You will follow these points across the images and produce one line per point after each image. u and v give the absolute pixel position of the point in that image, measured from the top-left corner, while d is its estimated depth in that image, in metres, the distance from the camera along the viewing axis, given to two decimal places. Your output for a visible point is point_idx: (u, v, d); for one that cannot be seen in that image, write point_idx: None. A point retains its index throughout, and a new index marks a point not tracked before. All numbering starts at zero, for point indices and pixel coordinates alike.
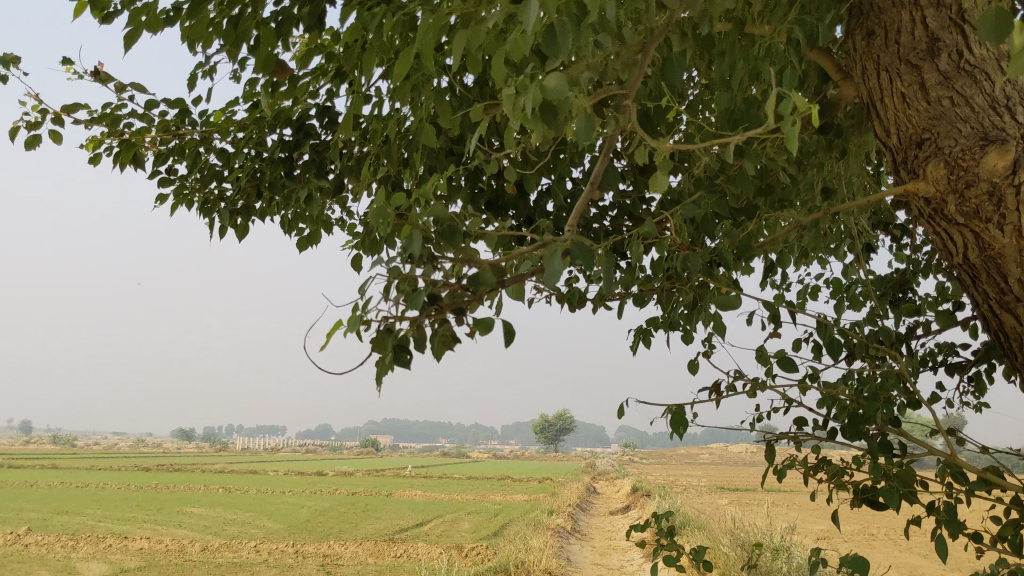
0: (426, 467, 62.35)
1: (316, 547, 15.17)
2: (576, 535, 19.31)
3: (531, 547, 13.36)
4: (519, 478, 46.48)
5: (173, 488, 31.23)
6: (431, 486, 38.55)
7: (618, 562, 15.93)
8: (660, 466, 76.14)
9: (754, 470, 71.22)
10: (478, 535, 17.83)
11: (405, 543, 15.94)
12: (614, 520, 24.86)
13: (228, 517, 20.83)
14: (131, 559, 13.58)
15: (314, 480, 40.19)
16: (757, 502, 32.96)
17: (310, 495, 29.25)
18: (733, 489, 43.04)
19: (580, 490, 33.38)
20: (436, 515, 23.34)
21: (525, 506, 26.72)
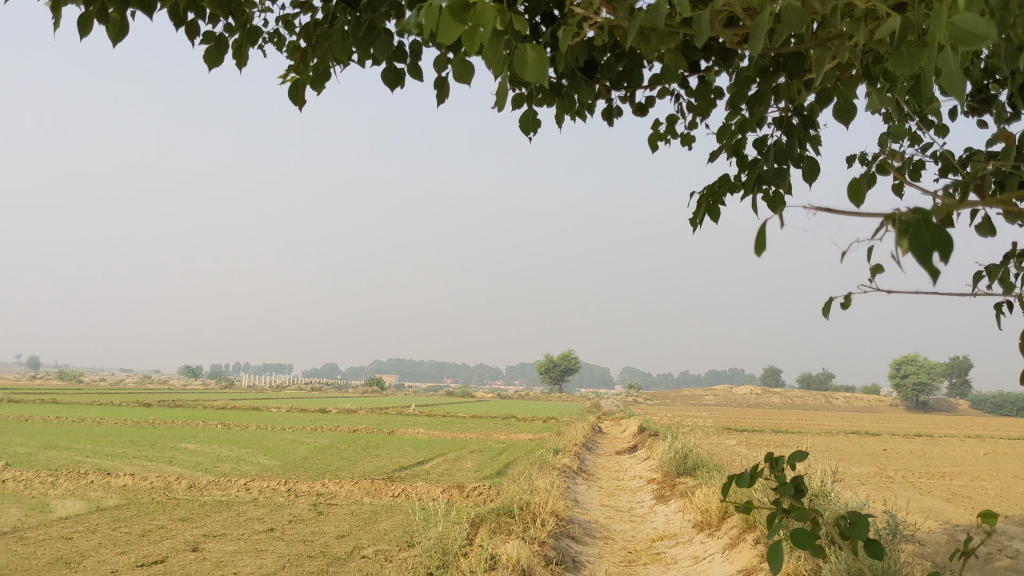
0: (430, 406, 61.61)
1: (309, 486, 14.26)
2: (583, 475, 18.52)
3: (536, 488, 12.43)
4: (522, 418, 45.76)
5: (171, 424, 30.54)
6: (433, 424, 37.88)
7: (627, 504, 15.13)
8: (665, 407, 75.60)
9: (761, 411, 70.50)
10: (480, 475, 17.02)
11: (402, 482, 15.05)
12: (622, 460, 24.03)
13: (222, 453, 20.02)
14: (111, 496, 12.75)
15: (315, 417, 39.51)
16: (767, 443, 32.18)
17: (308, 432, 28.47)
18: (741, 430, 42.25)
19: (586, 430, 32.57)
20: (438, 453, 22.50)
21: (530, 445, 25.93)
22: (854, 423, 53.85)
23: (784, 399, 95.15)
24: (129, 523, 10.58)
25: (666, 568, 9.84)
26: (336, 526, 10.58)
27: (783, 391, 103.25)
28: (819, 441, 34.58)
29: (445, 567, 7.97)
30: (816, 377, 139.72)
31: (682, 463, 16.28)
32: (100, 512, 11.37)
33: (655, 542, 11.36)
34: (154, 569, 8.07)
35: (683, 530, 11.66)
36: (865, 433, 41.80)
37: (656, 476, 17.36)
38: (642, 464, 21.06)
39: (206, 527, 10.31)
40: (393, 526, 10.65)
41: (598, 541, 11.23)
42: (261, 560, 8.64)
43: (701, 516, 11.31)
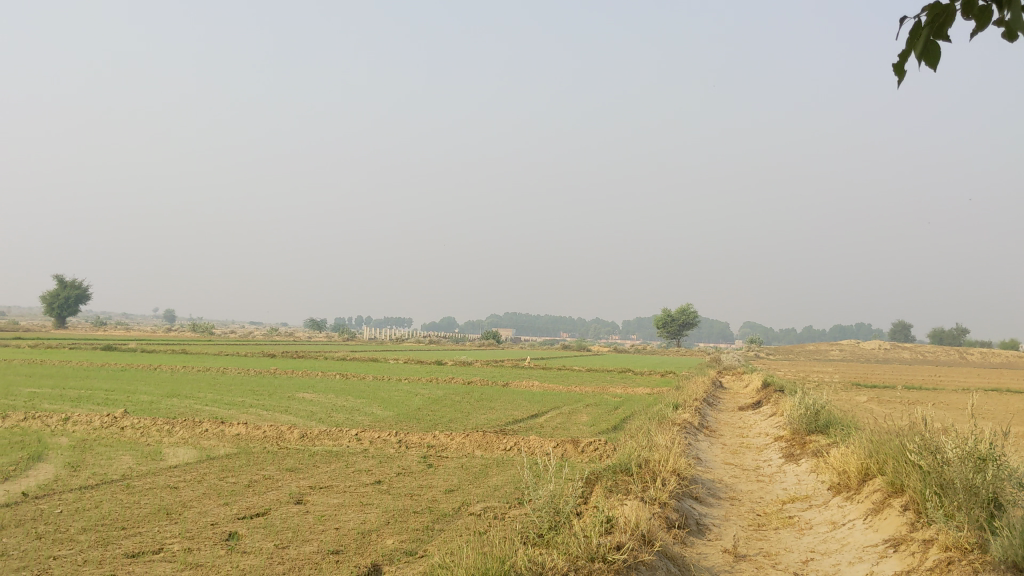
0: (546, 359, 61.32)
1: (420, 438, 13.85)
2: (705, 432, 17.64)
3: (656, 445, 11.67)
4: (640, 371, 44.92)
5: (290, 374, 30.97)
6: (549, 376, 37.49)
7: (753, 463, 14.24)
8: (788, 362, 73.30)
9: (891, 368, 67.53)
10: (597, 429, 16.33)
11: (515, 436, 14.51)
12: (746, 416, 22.94)
13: (337, 403, 19.93)
14: (223, 445, 12.62)
15: (431, 369, 39.55)
16: (902, 400, 30.46)
17: (422, 384, 28.36)
18: (870, 386, 40.28)
19: (706, 384, 31.46)
20: (553, 407, 21.97)
21: (648, 400, 25.06)
22: (994, 381, 50.81)
23: (915, 355, 90.99)
24: (237, 473, 10.36)
25: (800, 534, 8.97)
26: (446, 481, 10.07)
27: (915, 347, 98.66)
28: (958, 398, 32.52)
29: (558, 528, 7.33)
30: (950, 334, 133.22)
31: (813, 421, 15.21)
32: (210, 461, 11.20)
33: (787, 505, 10.47)
34: (254, 522, 7.72)
35: (819, 492, 10.70)
36: (1010, 391, 39.16)
37: (784, 434, 16.31)
38: (768, 421, 19.98)
39: (312, 478, 9.96)
40: (504, 482, 10.07)
41: (724, 503, 10.38)
42: (365, 514, 8.17)
43: (837, 479, 10.34)
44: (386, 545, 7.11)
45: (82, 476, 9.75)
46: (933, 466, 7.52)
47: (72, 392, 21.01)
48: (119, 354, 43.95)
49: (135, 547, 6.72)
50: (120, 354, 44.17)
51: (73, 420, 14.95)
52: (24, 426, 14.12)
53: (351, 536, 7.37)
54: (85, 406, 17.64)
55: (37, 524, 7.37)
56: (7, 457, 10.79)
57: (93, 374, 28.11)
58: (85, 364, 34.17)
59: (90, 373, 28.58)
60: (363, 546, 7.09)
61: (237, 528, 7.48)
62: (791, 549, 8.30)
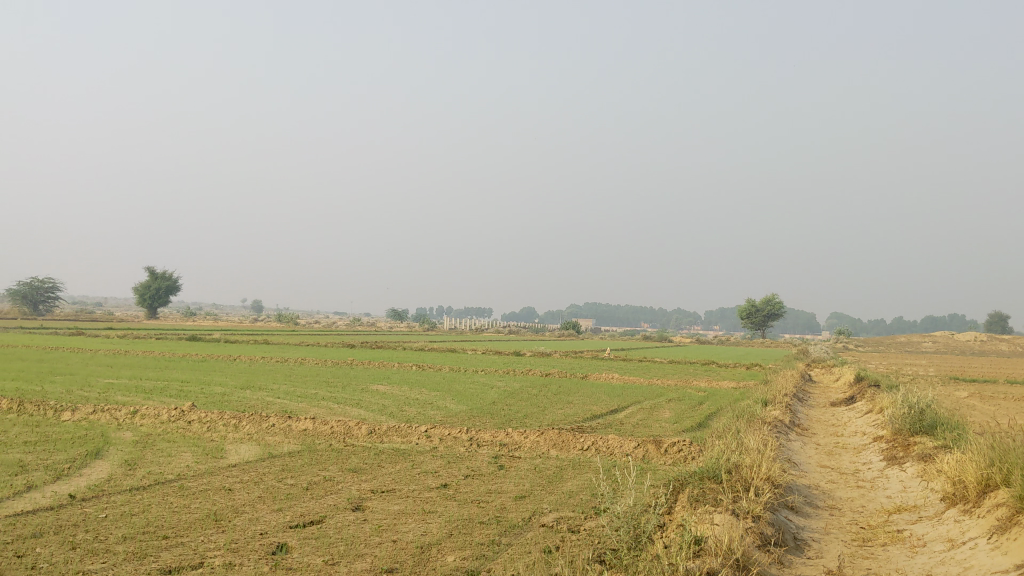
0: (626, 350, 60.27)
1: (493, 435, 13.14)
2: (797, 431, 16.55)
3: (746, 447, 10.73)
4: (723, 363, 43.68)
5: (368, 365, 30.69)
6: (629, 368, 36.55)
7: (851, 465, 13.14)
8: (879, 354, 70.85)
9: (989, 360, 64.60)
10: (680, 428, 15.42)
11: (593, 434, 13.69)
12: (838, 413, 21.70)
13: (411, 397, 19.41)
14: (287, 442, 12.11)
15: (508, 360, 38.97)
16: (1005, 396, 28.75)
17: (499, 376, 27.75)
18: (969, 380, 38.29)
19: (795, 378, 30.12)
20: (633, 401, 21.11)
21: (734, 395, 23.96)
22: None
23: (1015, 347, 87.12)
24: (296, 474, 9.79)
25: (912, 553, 7.94)
26: (517, 485, 9.31)
27: (1013, 338, 94.63)
28: None
29: (639, 546, 6.51)
30: None
31: (917, 421, 14.02)
32: (272, 459, 10.69)
33: (893, 516, 9.41)
34: (306, 532, 7.10)
35: (929, 502, 9.60)
36: None
37: (883, 435, 15.12)
38: (864, 419, 18.76)
39: (375, 481, 9.33)
40: (580, 488, 9.26)
41: (822, 514, 9.38)
42: (426, 525, 7.46)
43: (950, 489, 9.23)
44: (447, 562, 6.40)
45: (136, 477, 9.29)
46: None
47: (148, 383, 20.93)
48: (202, 345, 44.51)
49: (173, 561, 6.14)
50: (204, 344, 44.72)
51: (140, 414, 14.66)
52: (92, 419, 13.88)
53: (408, 550, 6.68)
54: (157, 398, 17.42)
55: (75, 532, 6.88)
56: (65, 454, 10.46)
57: (173, 365, 28.21)
58: (166, 354, 34.49)
59: (169, 363, 28.71)
60: (422, 563, 6.39)
61: (287, 539, 6.87)
62: (903, 572, 7.30)
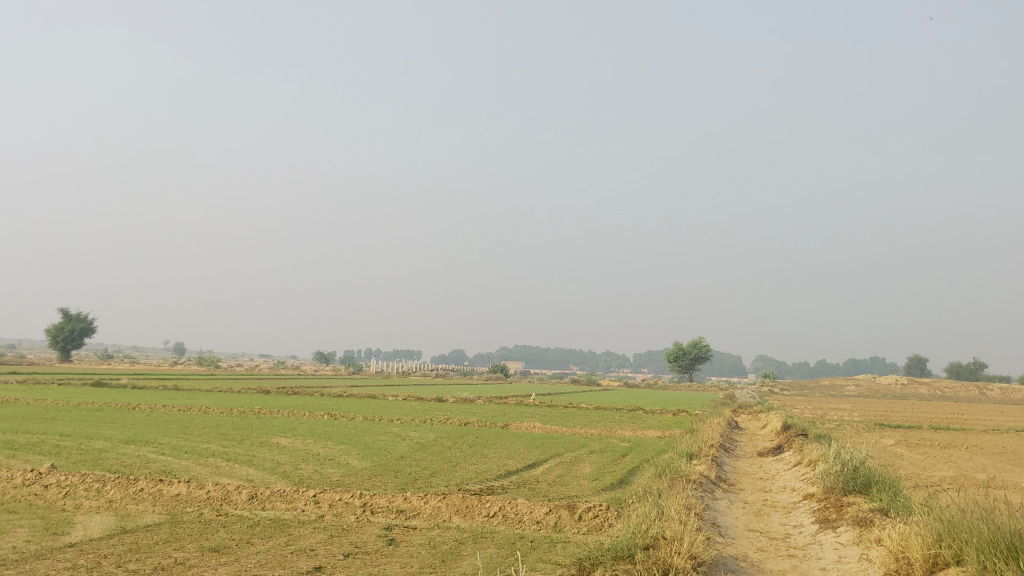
0: (551, 396, 59.12)
1: (389, 499, 11.82)
2: (724, 487, 15.56)
3: (666, 515, 9.62)
4: (650, 410, 42.77)
5: (276, 415, 28.90)
6: (553, 416, 35.47)
7: (780, 529, 12.12)
8: (805, 399, 70.83)
9: (911, 404, 65.15)
10: (597, 486, 14.28)
11: (502, 496, 12.47)
12: (766, 464, 20.87)
13: (312, 451, 17.91)
14: (152, 512, 10.60)
15: (428, 408, 37.37)
16: (930, 444, 28.45)
17: (415, 426, 26.29)
18: (894, 426, 38.12)
19: (721, 425, 29.32)
20: (553, 453, 20.00)
21: (658, 445, 23.02)
22: (1023, 421, 48.44)
23: (933, 390, 88.79)
24: (143, 555, 8.32)
25: None
26: (404, 568, 8.03)
27: (931, 382, 96.17)
28: (988, 444, 30.33)
29: None
30: (965, 369, 130.99)
31: (850, 479, 13.14)
32: (125, 535, 9.21)
33: None
34: None
35: None
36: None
37: (814, 492, 14.20)
38: (792, 472, 17.92)
39: (235, 565, 7.97)
40: (475, 569, 8.04)
41: None
42: None
43: (892, 565, 8.22)
44: None
45: None
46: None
47: (21, 437, 19.00)
48: (104, 392, 41.75)
49: None
50: (106, 390, 42.10)
51: None
52: None
53: None
54: (24, 456, 15.60)
55: None
56: None
57: (60, 415, 26.03)
58: (57, 403, 32.07)
59: (57, 413, 26.52)
60: None
61: None
62: None
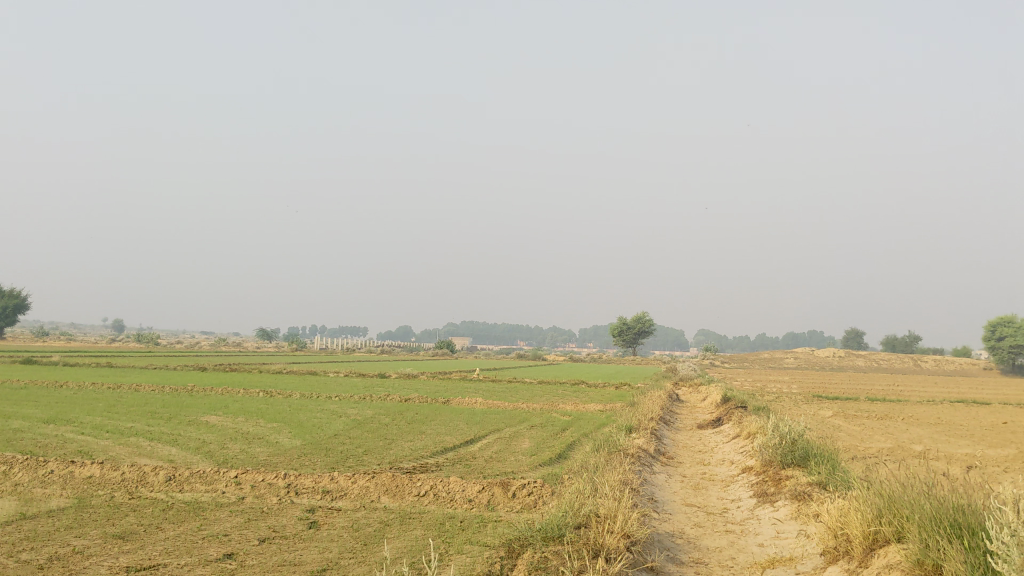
0: (495, 370, 58.83)
1: (316, 479, 11.31)
2: (662, 461, 15.32)
3: (601, 492, 9.29)
4: (593, 383, 42.68)
5: (210, 392, 28.10)
6: (496, 391, 35.10)
7: (718, 503, 11.89)
8: (747, 371, 71.54)
9: (850, 376, 66.18)
10: (534, 462, 13.92)
11: (434, 474, 12.03)
12: (705, 437, 20.76)
13: (241, 429, 17.26)
14: (59, 496, 9.97)
15: (369, 384, 36.76)
16: (867, 415, 28.72)
17: (352, 402, 25.70)
18: (832, 397, 38.55)
19: (662, 398, 29.21)
20: (492, 429, 19.62)
21: (598, 419, 22.78)
22: (956, 391, 49.38)
23: (870, 362, 90.52)
24: (41, 544, 7.71)
25: None
26: (322, 553, 7.55)
27: (869, 354, 97.83)
28: (923, 414, 30.77)
29: None
30: (901, 341, 133.84)
31: (788, 452, 12.97)
32: (25, 521, 8.61)
33: (765, 569, 8.09)
34: None
35: (808, 554, 8.31)
36: (967, 405, 37.89)
37: (752, 465, 14.01)
38: (731, 445, 17.77)
39: (140, 553, 7.42)
40: (398, 553, 7.59)
41: (684, 573, 7.92)
42: None
43: (831, 542, 7.96)
44: None
45: None
46: (1003, 544, 5.23)
47: None
48: (31, 369, 40.30)
49: None
50: (33, 368, 40.64)
51: None
52: None
53: None
54: None
55: None
56: None
57: None
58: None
59: None
60: None
61: None
62: None
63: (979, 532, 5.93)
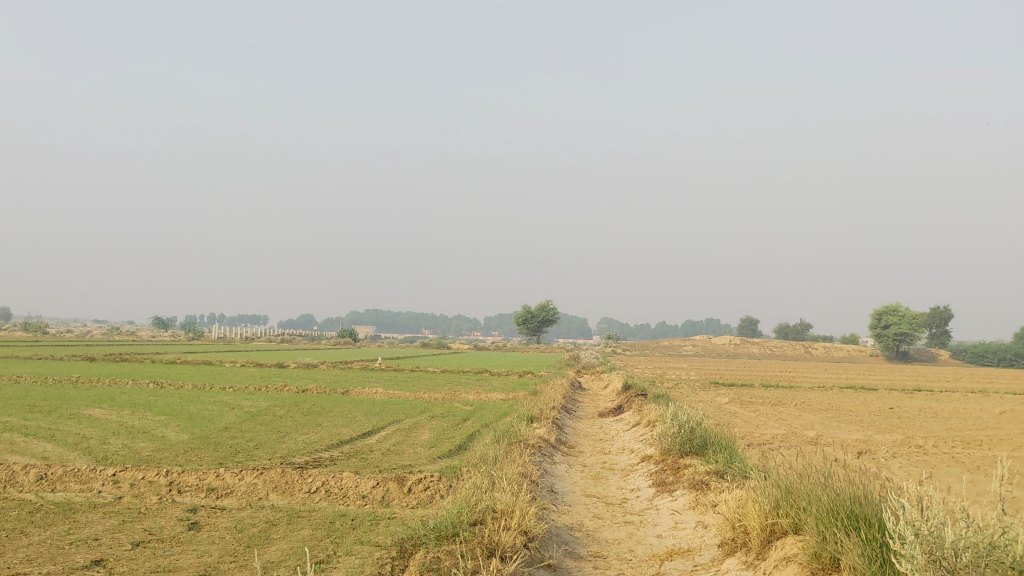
0: (398, 359, 58.09)
1: (201, 476, 10.74)
2: (563, 451, 15.16)
3: (497, 485, 9.03)
4: (496, 373, 42.48)
5: (96, 383, 26.84)
6: (397, 380, 34.57)
7: (617, 493, 11.77)
8: (647, 359, 72.51)
9: (746, 363, 67.76)
10: (432, 454, 13.58)
11: (328, 468, 11.59)
12: (606, 425, 20.76)
13: (126, 423, 16.42)
14: None
15: (266, 374, 35.75)
16: (763, 402, 29.28)
17: (247, 393, 24.86)
18: (729, 384, 39.28)
19: (565, 386, 29.19)
20: (391, 420, 19.20)
21: (500, 408, 22.56)
22: (847, 378, 50.99)
23: (765, 349, 92.95)
24: None
25: None
26: (200, 557, 7.08)
27: (764, 341, 100.45)
28: (816, 401, 31.57)
29: None
30: (795, 329, 137.95)
31: (687, 441, 12.96)
32: None
33: (664, 562, 7.96)
34: None
35: (705, 545, 8.22)
36: (856, 391, 39.09)
37: (652, 454, 13.97)
38: (631, 433, 17.77)
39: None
40: (283, 555, 7.18)
41: (583, 567, 7.73)
42: None
43: (729, 534, 7.88)
44: None
45: None
46: (902, 538, 5.16)
47: None
48: None
49: None
50: None
51: None
52: None
53: None
54: None
55: None
56: None
57: None
58: None
59: None
60: None
61: None
62: None
63: (875, 524, 5.88)
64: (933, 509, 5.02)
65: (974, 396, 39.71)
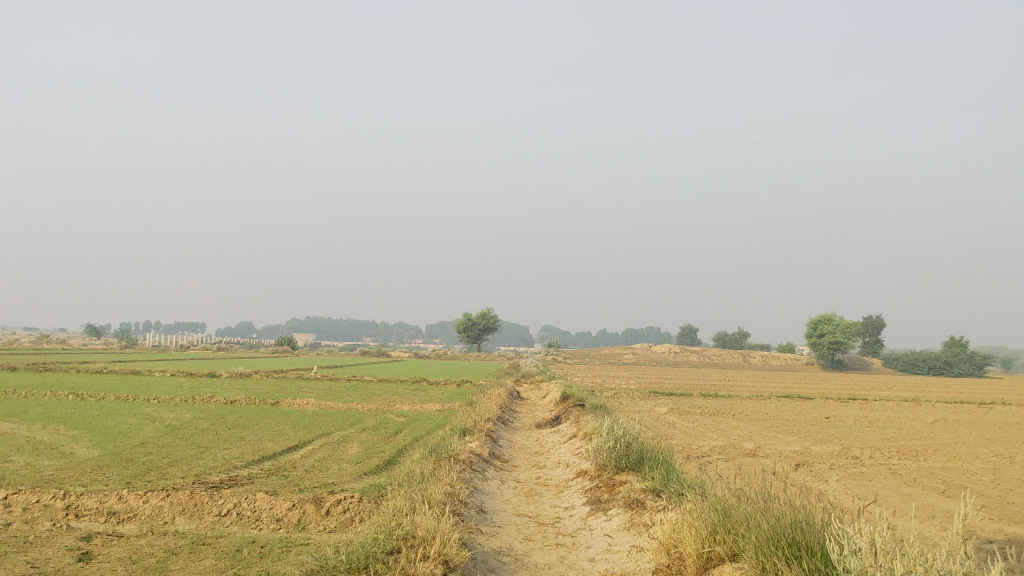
0: (334, 368, 56.95)
1: (103, 498, 9.99)
2: (496, 466, 14.62)
3: (420, 507, 8.46)
4: (434, 382, 41.77)
5: (10, 395, 25.55)
6: (331, 391, 33.68)
7: (550, 512, 11.26)
8: (586, 367, 72.24)
9: (685, 371, 67.99)
10: (357, 471, 12.93)
11: (243, 487, 10.91)
12: (542, 437, 20.28)
13: (33, 439, 15.42)
14: None
15: (195, 384, 34.53)
16: (701, 412, 29.16)
17: (170, 405, 23.84)
18: (667, 393, 39.26)
19: (502, 396, 28.65)
20: (320, 433, 18.47)
21: (434, 420, 21.95)
22: (783, 386, 51.38)
23: (704, 357, 93.72)
24: None
25: None
26: None
27: (702, 349, 101.15)
28: (753, 410, 31.58)
29: None
30: (733, 336, 139.73)
31: (622, 456, 12.53)
32: None
33: None
34: None
35: (639, 571, 7.76)
36: (793, 400, 39.35)
37: (587, 470, 13.53)
38: (567, 446, 17.31)
39: None
40: None
41: None
42: None
43: (663, 560, 7.43)
44: None
45: None
46: (850, 575, 4.76)
47: None
48: None
49: None
50: None
51: None
52: None
53: None
54: None
55: None
56: None
57: None
58: None
59: None
60: None
61: None
62: None
63: (818, 554, 5.48)
64: (883, 546, 4.64)
65: (907, 405, 40.07)
